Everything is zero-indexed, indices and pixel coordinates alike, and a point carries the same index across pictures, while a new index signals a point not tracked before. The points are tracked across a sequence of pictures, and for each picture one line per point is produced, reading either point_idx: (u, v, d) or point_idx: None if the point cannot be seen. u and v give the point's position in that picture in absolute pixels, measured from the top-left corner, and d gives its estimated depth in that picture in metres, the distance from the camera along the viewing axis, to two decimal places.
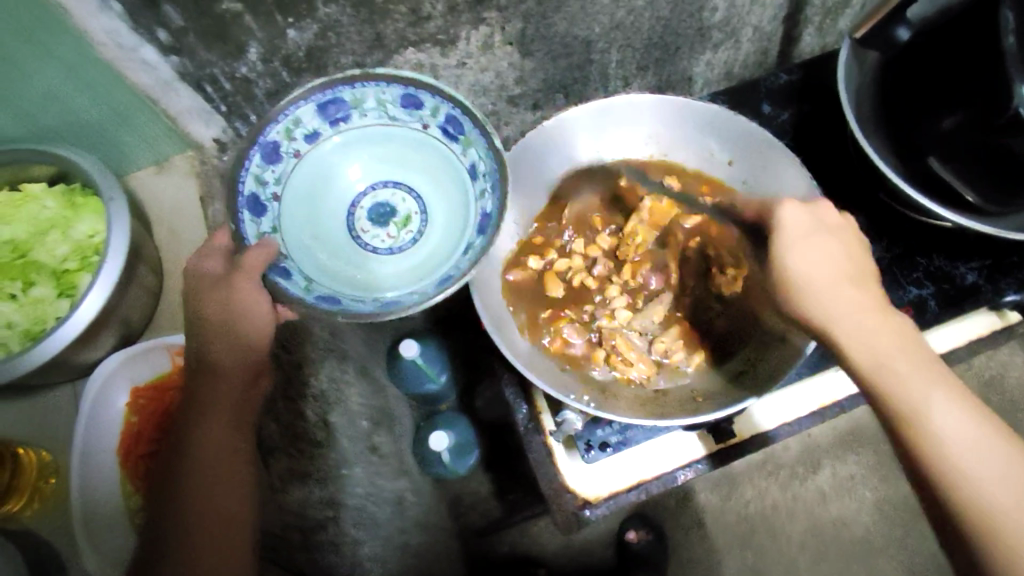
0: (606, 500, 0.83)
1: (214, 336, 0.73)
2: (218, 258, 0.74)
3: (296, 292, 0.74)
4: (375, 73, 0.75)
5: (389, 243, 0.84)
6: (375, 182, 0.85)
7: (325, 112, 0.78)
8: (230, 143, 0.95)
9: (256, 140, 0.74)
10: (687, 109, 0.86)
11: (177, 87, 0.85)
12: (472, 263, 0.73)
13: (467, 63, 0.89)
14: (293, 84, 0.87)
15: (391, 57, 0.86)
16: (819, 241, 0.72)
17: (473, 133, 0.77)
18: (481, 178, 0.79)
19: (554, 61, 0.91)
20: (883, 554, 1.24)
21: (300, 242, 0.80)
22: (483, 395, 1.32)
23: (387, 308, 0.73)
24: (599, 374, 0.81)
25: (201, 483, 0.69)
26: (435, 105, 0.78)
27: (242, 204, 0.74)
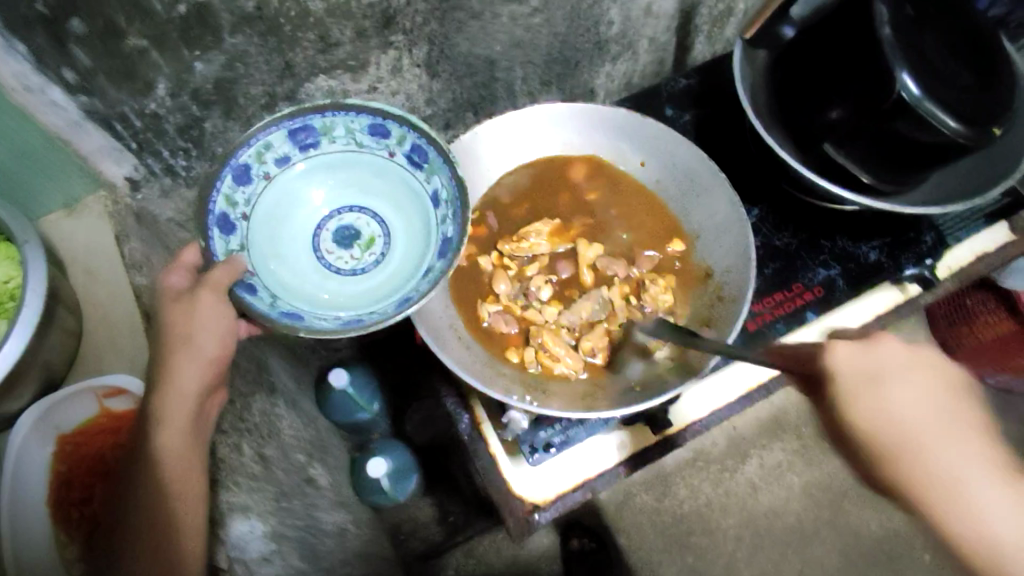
0: (553, 502, 0.82)
1: (177, 338, 0.72)
2: (184, 273, 0.77)
3: (261, 308, 0.75)
4: (344, 102, 0.78)
5: (352, 263, 0.86)
6: (340, 206, 0.86)
7: (295, 137, 0.80)
8: (144, 180, 0.94)
9: (227, 162, 0.76)
10: (605, 116, 0.87)
11: (88, 126, 0.83)
12: (431, 286, 0.73)
13: (378, 88, 0.91)
14: (203, 117, 0.86)
15: (302, 85, 0.88)
16: (895, 364, 0.63)
17: (437, 161, 0.79)
18: (443, 205, 0.81)
19: (460, 81, 0.95)
20: (815, 538, 1.29)
21: (266, 260, 0.81)
22: (412, 419, 1.31)
23: (349, 325, 0.74)
24: (533, 373, 0.79)
25: (157, 475, 0.67)
26: (401, 134, 0.80)
27: (211, 221, 0.75)
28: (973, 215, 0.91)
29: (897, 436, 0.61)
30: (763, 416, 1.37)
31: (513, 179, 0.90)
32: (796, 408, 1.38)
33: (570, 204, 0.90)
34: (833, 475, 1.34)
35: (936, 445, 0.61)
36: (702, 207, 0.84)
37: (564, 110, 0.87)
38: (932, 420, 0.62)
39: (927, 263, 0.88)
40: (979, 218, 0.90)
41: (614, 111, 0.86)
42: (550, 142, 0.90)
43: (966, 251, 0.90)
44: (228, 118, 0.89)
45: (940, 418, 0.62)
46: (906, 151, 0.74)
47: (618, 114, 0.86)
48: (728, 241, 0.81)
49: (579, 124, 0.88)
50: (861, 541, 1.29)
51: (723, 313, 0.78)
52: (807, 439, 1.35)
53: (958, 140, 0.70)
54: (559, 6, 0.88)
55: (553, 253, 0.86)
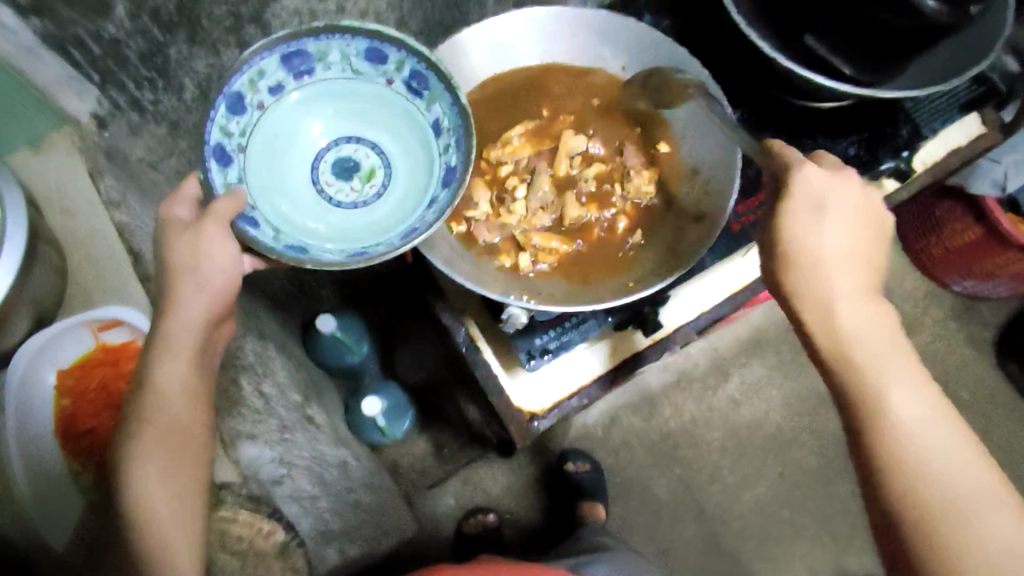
0: (551, 411, 0.89)
1: (183, 267, 0.69)
2: (188, 205, 0.72)
3: (264, 241, 0.71)
4: (342, 24, 0.72)
5: (353, 195, 0.82)
6: (338, 137, 0.82)
7: (288, 62, 0.75)
8: (109, 116, 0.89)
9: (222, 91, 0.71)
10: (585, 21, 0.86)
11: (42, 52, 0.78)
12: (438, 218, 0.73)
13: (345, 8, 0.89)
14: (167, 43, 0.81)
15: (267, 6, 0.85)
16: (840, 211, 0.65)
17: (439, 88, 0.76)
18: (445, 134, 0.79)
19: (431, 0, 0.94)
20: (794, 444, 1.37)
21: (265, 194, 0.77)
22: (403, 360, 1.32)
23: (357, 257, 0.73)
24: (525, 274, 0.80)
25: (164, 408, 0.67)
26: (400, 59, 0.76)
27: (208, 153, 0.71)
28: (947, 105, 0.93)
29: (815, 256, 0.65)
30: (744, 333, 1.40)
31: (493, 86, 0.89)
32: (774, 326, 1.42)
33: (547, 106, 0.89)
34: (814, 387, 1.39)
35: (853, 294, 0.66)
36: (680, 105, 0.86)
37: (543, 15, 0.85)
38: (849, 250, 0.66)
39: (904, 155, 0.91)
40: (954, 107, 0.93)
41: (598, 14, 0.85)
42: (533, 50, 0.88)
43: (939, 145, 0.95)
44: (193, 43, 0.84)
45: (852, 249, 0.66)
46: (883, 39, 0.77)
47: (603, 15, 0.85)
48: (713, 135, 0.83)
49: (560, 30, 0.87)
50: (838, 446, 1.38)
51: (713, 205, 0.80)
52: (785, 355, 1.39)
53: (941, 19, 0.70)
54: None
55: (539, 157, 0.86)
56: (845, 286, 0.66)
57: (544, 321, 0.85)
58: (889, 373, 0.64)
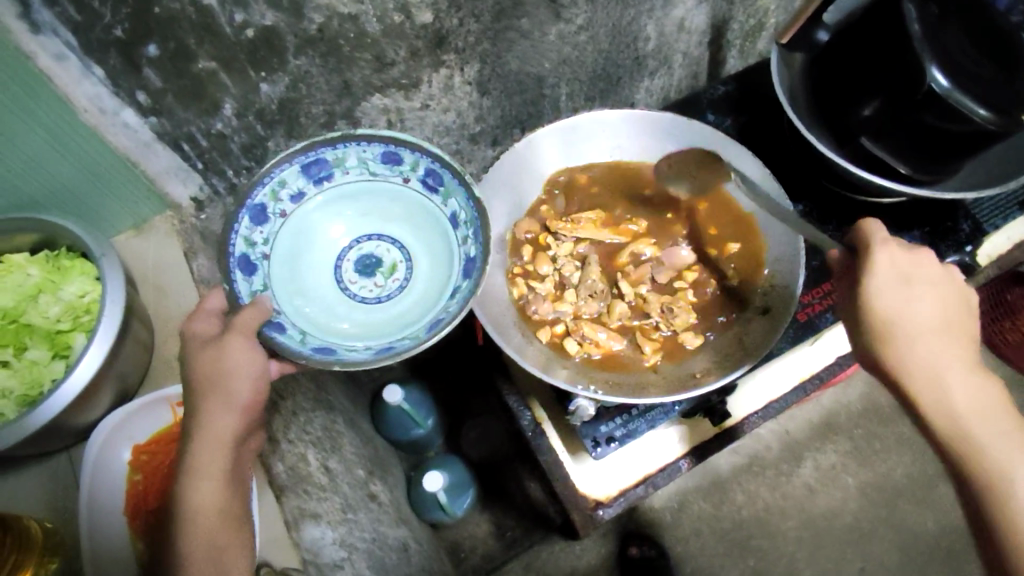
0: (616, 499, 0.87)
1: (209, 387, 0.71)
2: (213, 319, 0.75)
3: (292, 343, 0.73)
4: (357, 133, 0.78)
5: (377, 291, 0.85)
6: (359, 236, 0.86)
7: (308, 171, 0.80)
8: (208, 200, 0.97)
9: (243, 203, 0.76)
10: (655, 122, 0.88)
11: (157, 147, 0.87)
12: (462, 307, 0.73)
13: (429, 106, 0.96)
14: (267, 137, 0.90)
15: (358, 104, 0.92)
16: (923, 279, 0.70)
17: (453, 183, 0.79)
18: (463, 226, 0.80)
19: (508, 98, 1.00)
20: (874, 537, 1.32)
21: (290, 297, 0.80)
22: (468, 435, 1.35)
23: (382, 353, 0.72)
24: (579, 361, 0.80)
25: (201, 531, 0.67)
26: (415, 160, 0.80)
27: (234, 265, 0.75)
28: (1009, 202, 0.94)
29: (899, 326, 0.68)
30: (814, 417, 1.40)
31: (567, 180, 0.91)
32: (845, 411, 1.40)
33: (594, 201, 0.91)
34: (890, 475, 1.36)
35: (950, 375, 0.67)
36: (743, 199, 0.87)
37: (615, 117, 0.88)
38: (941, 323, 0.69)
39: (967, 250, 0.91)
40: (1014, 205, 0.94)
41: (663, 117, 0.88)
42: (600, 150, 0.91)
43: (1004, 237, 0.93)
44: (290, 137, 0.92)
45: (944, 325, 0.70)
46: (937, 142, 0.78)
47: (666, 118, 0.88)
48: (780, 230, 0.82)
49: (632, 129, 0.89)
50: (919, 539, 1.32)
51: (781, 298, 0.79)
52: (860, 441, 1.38)
53: (989, 128, 0.74)
54: (603, 24, 0.95)
55: (591, 247, 0.87)
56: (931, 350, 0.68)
57: (612, 409, 0.84)
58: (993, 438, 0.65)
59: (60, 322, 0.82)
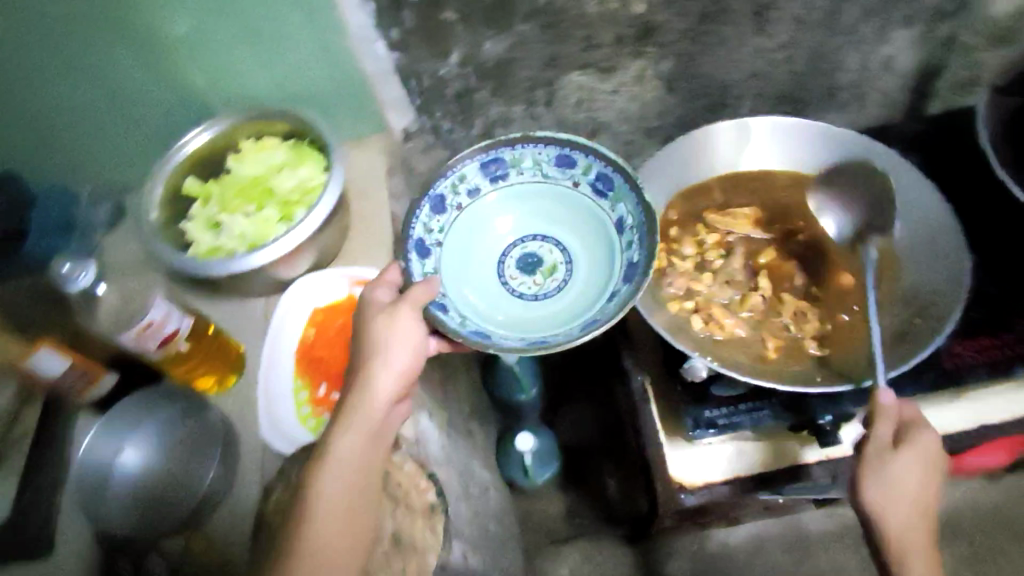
0: (701, 488, 0.91)
1: (375, 349, 0.75)
2: (388, 288, 0.82)
3: (451, 324, 0.80)
4: (535, 136, 0.87)
5: (535, 289, 0.90)
6: (525, 235, 0.92)
7: (486, 168, 0.90)
8: (415, 133, 1.10)
9: (427, 193, 0.87)
10: (831, 137, 0.92)
11: (391, 77, 1.00)
12: (616, 310, 0.77)
13: (618, 92, 1.07)
14: (476, 88, 1.05)
15: (559, 77, 1.04)
16: (915, 472, 0.69)
17: (623, 187, 0.85)
18: (628, 230, 0.85)
19: (692, 101, 1.09)
20: None
21: (456, 284, 0.88)
22: (564, 417, 1.48)
23: (534, 343, 0.80)
24: (700, 336, 0.84)
25: (336, 477, 0.69)
26: (587, 163, 0.88)
27: (410, 247, 0.85)
28: None
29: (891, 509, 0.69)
30: None
31: (732, 174, 0.95)
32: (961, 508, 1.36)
33: (774, 202, 0.94)
34: None
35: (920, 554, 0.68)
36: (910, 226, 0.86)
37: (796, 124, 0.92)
38: (923, 507, 0.69)
39: None
40: None
41: (843, 133, 0.91)
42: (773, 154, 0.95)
43: None
44: (493, 94, 1.06)
45: (925, 507, 0.69)
46: None
47: (847, 136, 0.91)
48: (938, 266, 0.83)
49: (813, 141, 0.93)
50: None
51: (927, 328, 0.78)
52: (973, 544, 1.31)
53: None
54: (805, 45, 1.00)
55: (741, 236, 0.92)
56: (913, 536, 0.68)
57: (720, 397, 0.87)
58: None
59: (292, 196, 0.93)
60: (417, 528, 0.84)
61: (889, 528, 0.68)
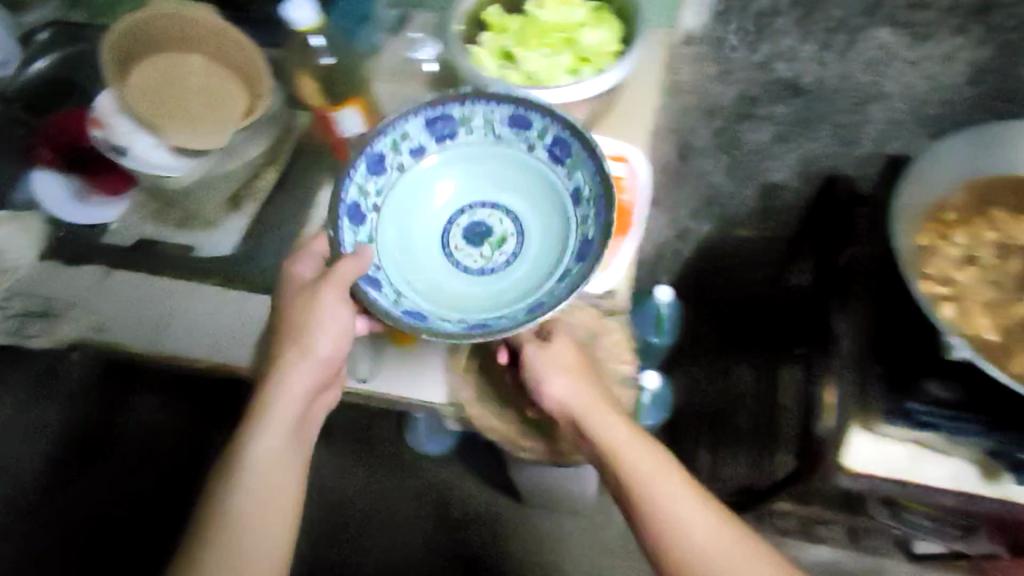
0: (857, 474, 0.91)
1: (292, 338, 0.77)
2: (313, 261, 0.80)
3: (383, 302, 0.73)
4: (488, 92, 0.77)
5: (481, 262, 0.81)
6: (472, 200, 0.83)
7: (432, 127, 0.80)
8: (698, 38, 1.07)
9: (365, 150, 0.76)
10: None
11: None
12: (567, 294, 0.71)
13: (918, 64, 1.03)
14: (782, 11, 1.01)
15: (869, 27, 1.00)
16: (558, 362, 0.79)
17: (582, 154, 0.77)
18: (584, 204, 0.77)
19: (988, 100, 1.05)
20: None
21: (395, 260, 0.79)
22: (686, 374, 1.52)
23: (476, 330, 0.72)
24: (950, 316, 0.79)
25: (259, 446, 0.75)
26: (545, 126, 0.78)
27: (343, 213, 0.75)
28: None
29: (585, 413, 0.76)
30: None
31: None
32: None
33: None
34: None
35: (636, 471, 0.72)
36: None
37: None
38: (585, 398, 0.77)
39: None
40: None
41: None
42: None
43: None
44: (796, 23, 1.02)
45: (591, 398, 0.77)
46: None
47: None
48: None
49: None
50: None
51: None
52: None
53: None
54: None
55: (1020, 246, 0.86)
56: (609, 425, 0.75)
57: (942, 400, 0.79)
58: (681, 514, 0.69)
59: (588, 55, 0.92)
60: (607, 390, 0.89)
61: (580, 412, 0.76)
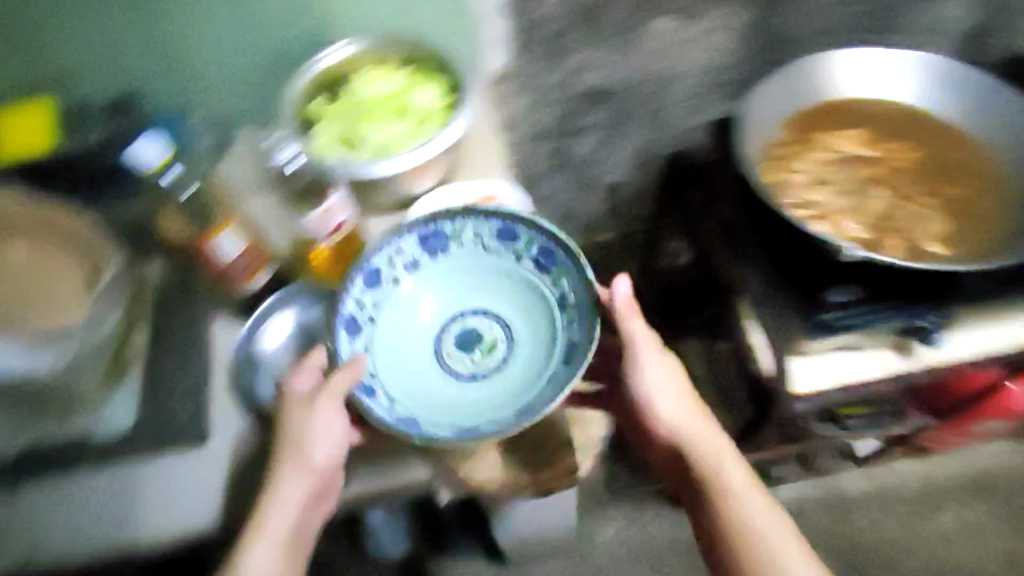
0: None
1: (290, 449, 0.65)
2: (310, 373, 0.68)
3: (379, 411, 0.63)
4: (475, 206, 0.69)
5: (473, 367, 0.70)
6: (461, 308, 0.72)
7: (425, 243, 0.71)
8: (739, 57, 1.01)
9: (359, 264, 0.68)
10: None
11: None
12: (554, 399, 0.63)
13: None
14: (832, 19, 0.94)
15: None
16: (659, 376, 0.73)
17: (567, 264, 0.68)
18: (570, 312, 0.69)
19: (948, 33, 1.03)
20: None
21: (388, 360, 0.69)
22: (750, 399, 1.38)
23: (467, 434, 0.63)
24: None
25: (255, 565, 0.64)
26: (531, 237, 0.69)
27: (340, 322, 0.67)
28: None
29: (693, 443, 0.73)
30: None
31: None
32: None
33: None
34: None
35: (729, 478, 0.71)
36: None
37: None
38: (697, 423, 0.74)
39: None
40: None
41: None
42: None
43: None
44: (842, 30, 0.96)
45: (705, 424, 0.74)
46: None
47: None
48: None
49: None
50: None
51: None
52: None
53: None
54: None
55: None
56: (693, 428, 0.74)
57: None
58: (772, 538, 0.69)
59: None
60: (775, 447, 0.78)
61: (690, 436, 0.73)
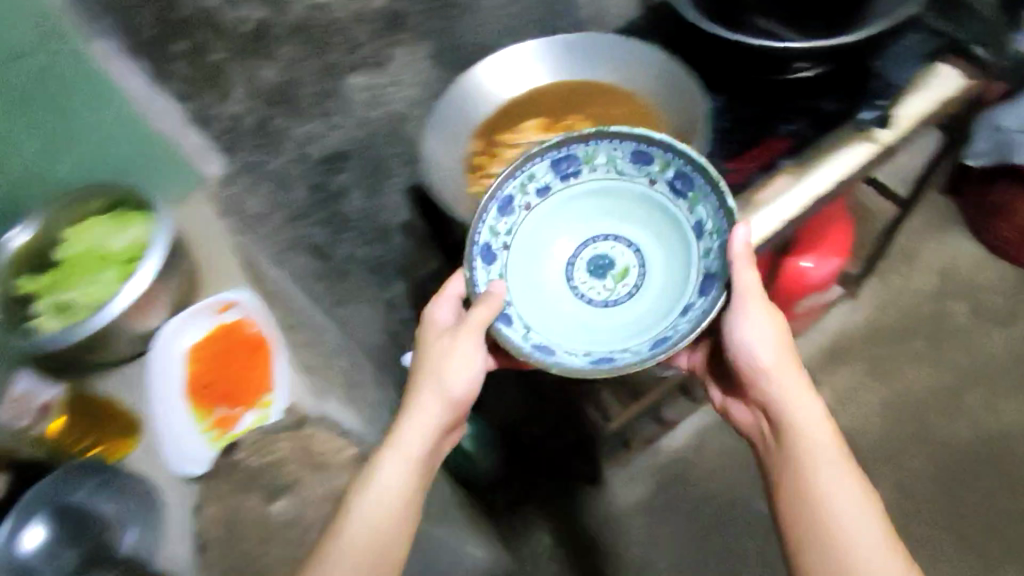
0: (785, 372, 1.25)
1: (415, 374, 0.84)
2: (447, 307, 0.85)
3: (571, 360, 0.75)
4: (610, 131, 0.75)
5: (605, 294, 0.83)
6: (596, 234, 0.84)
7: (557, 165, 0.79)
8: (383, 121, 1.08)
9: (493, 195, 0.76)
10: None
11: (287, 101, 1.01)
12: (689, 329, 0.73)
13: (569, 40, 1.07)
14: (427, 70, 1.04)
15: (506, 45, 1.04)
16: (457, 363, 0.80)
17: (703, 190, 0.75)
18: (707, 236, 0.77)
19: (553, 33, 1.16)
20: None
21: (537, 317, 0.80)
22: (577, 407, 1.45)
23: (602, 364, 0.74)
24: None
25: (363, 524, 0.77)
26: (665, 160, 0.76)
27: (476, 253, 0.76)
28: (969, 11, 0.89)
29: (754, 372, 0.80)
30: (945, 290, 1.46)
31: None
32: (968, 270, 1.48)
33: None
34: None
35: (818, 459, 0.75)
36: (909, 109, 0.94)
37: None
38: (784, 361, 0.79)
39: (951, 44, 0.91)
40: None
41: None
42: None
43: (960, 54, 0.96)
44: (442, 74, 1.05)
45: (790, 364, 0.79)
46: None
47: None
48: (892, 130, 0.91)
49: None
50: None
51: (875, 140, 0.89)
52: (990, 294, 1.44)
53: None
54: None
55: None
56: (808, 409, 0.78)
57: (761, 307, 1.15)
58: (824, 478, 0.74)
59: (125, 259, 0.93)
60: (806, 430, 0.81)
61: (767, 373, 0.79)
